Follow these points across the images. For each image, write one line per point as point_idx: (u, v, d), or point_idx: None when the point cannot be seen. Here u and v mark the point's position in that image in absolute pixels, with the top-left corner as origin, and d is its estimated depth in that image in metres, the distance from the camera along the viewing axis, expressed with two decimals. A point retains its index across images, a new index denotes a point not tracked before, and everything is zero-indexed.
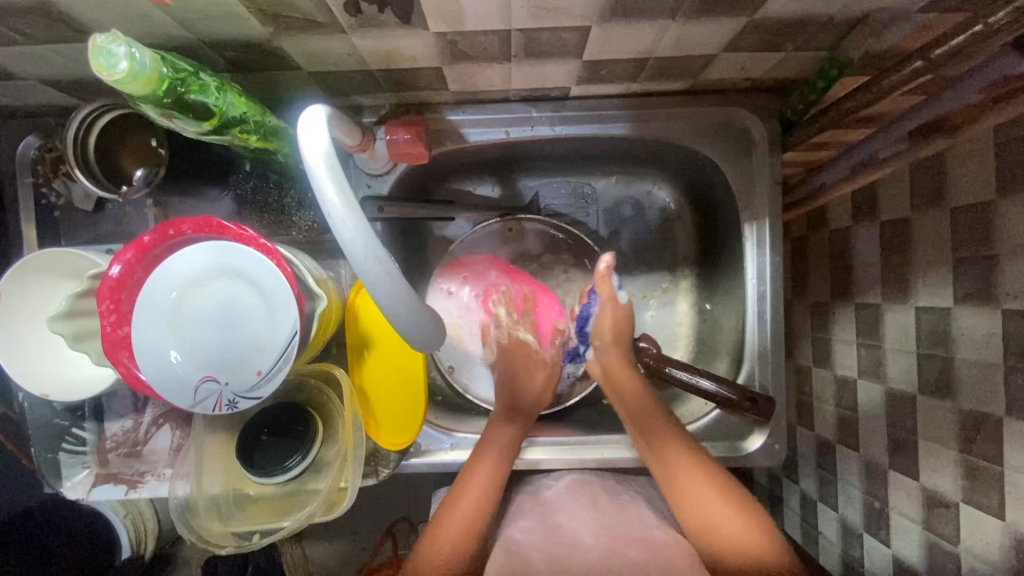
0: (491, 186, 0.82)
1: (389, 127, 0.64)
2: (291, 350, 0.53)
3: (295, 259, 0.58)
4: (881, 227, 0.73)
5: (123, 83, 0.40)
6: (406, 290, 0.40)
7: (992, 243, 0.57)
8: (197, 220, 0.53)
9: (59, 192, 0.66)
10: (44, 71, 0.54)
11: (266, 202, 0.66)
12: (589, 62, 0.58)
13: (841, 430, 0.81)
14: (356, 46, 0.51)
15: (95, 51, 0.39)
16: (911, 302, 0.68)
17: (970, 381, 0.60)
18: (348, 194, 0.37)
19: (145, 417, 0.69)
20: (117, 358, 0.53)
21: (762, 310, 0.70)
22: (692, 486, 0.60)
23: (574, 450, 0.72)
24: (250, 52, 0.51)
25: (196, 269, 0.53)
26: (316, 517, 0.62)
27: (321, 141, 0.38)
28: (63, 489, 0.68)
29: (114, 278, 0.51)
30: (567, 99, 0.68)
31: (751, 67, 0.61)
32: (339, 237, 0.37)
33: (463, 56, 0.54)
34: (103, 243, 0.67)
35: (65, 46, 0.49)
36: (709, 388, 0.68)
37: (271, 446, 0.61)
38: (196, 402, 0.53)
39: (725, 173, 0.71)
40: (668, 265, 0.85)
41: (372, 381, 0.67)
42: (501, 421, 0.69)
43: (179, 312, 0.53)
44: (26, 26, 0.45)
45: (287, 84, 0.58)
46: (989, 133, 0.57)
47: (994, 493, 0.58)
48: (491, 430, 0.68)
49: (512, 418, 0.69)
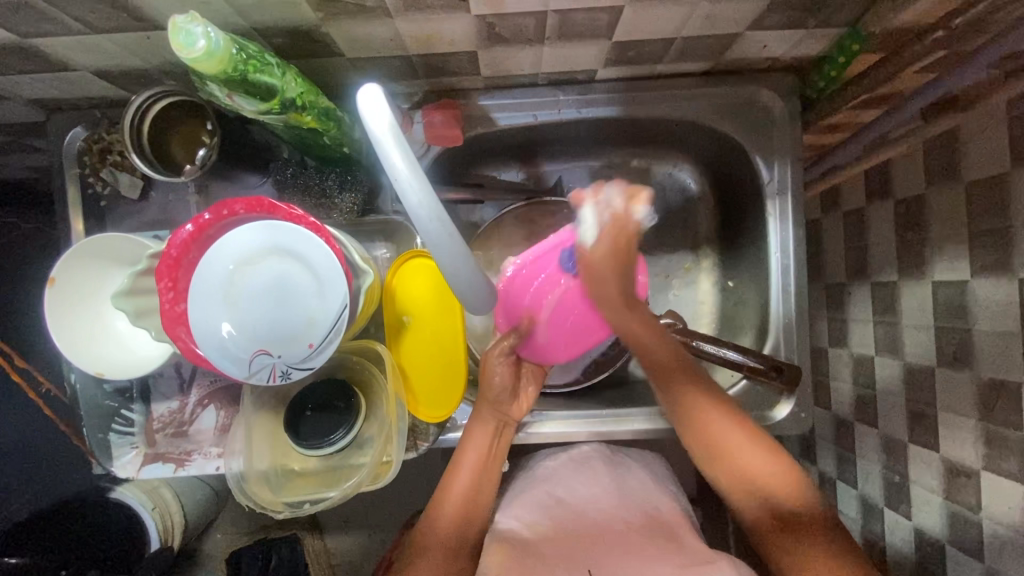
0: (515, 172, 0.85)
1: (427, 110, 0.67)
2: (342, 323, 0.55)
3: (341, 239, 0.61)
4: (896, 205, 0.73)
5: (198, 61, 0.43)
6: (466, 258, 0.43)
7: (1007, 215, 0.58)
8: (249, 200, 0.56)
9: (106, 181, 0.68)
10: (100, 62, 0.56)
11: (307, 185, 0.68)
12: (618, 44, 0.60)
13: (858, 407, 0.82)
14: (398, 30, 0.53)
15: (176, 31, 0.42)
16: (927, 277, 0.68)
17: (987, 349, 0.61)
18: (413, 161, 0.40)
19: (190, 398, 0.71)
20: (175, 334, 0.55)
21: (786, 284, 0.73)
22: (728, 446, 0.61)
23: (592, 424, 0.73)
24: (298, 39, 0.54)
25: (251, 247, 0.55)
26: (360, 488, 0.64)
27: (383, 116, 0.40)
28: (113, 469, 0.70)
29: (171, 257, 0.54)
30: (593, 82, 0.71)
31: (773, 45, 0.63)
32: (406, 202, 0.40)
33: (500, 39, 0.57)
34: (147, 230, 0.69)
35: (125, 35, 0.51)
36: (734, 358, 0.70)
37: (316, 420, 0.64)
38: (251, 374, 0.55)
39: (747, 151, 0.73)
40: (690, 245, 0.88)
41: (411, 357, 0.69)
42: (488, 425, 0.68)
43: (234, 288, 0.55)
44: (93, 16, 0.47)
45: (331, 70, 0.60)
46: (1002, 105, 0.57)
47: (1016, 458, 0.59)
48: (474, 428, 0.67)
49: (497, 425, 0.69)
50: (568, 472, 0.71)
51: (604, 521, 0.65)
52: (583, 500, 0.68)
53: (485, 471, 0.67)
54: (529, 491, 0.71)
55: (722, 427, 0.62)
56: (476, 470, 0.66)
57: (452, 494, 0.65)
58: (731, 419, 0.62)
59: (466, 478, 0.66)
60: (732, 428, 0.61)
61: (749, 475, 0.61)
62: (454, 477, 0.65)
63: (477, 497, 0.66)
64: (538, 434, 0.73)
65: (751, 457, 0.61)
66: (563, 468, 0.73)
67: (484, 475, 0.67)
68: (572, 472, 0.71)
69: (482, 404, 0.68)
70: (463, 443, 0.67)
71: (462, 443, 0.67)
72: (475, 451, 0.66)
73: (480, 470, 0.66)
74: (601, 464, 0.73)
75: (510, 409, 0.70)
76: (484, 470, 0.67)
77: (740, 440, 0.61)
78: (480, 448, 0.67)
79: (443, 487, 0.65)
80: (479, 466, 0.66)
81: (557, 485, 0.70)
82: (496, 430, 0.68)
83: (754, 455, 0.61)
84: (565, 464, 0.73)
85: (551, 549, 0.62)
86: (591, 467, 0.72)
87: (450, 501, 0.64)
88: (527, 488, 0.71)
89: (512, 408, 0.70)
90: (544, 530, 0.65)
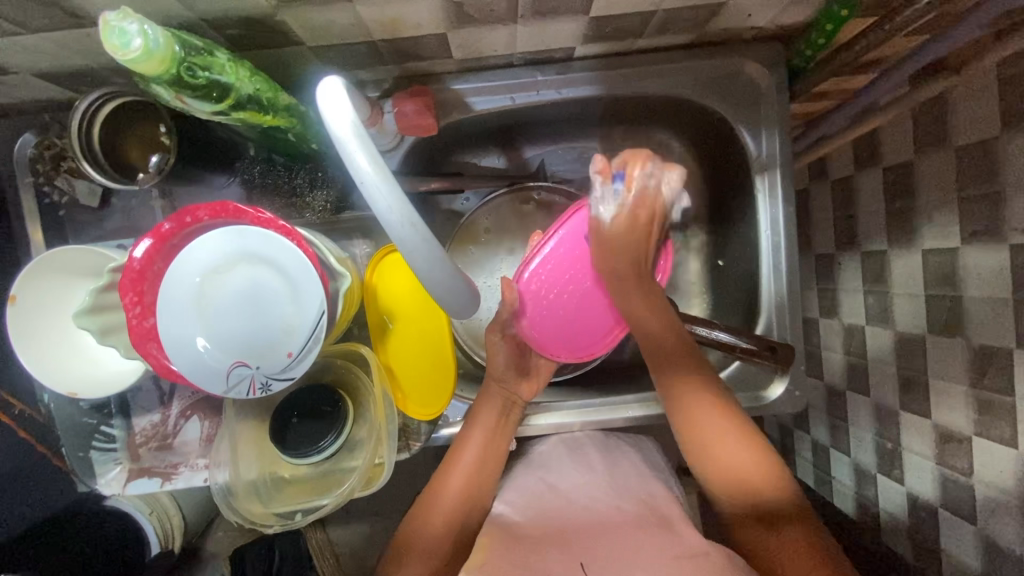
0: (497, 157, 0.81)
1: (395, 100, 0.63)
2: (321, 330, 0.53)
3: (315, 241, 0.58)
4: (885, 172, 0.71)
5: (137, 62, 0.40)
6: (443, 262, 0.41)
7: (998, 178, 0.56)
8: (212, 206, 0.53)
9: (62, 190, 0.64)
10: (42, 64, 0.52)
11: (277, 184, 0.65)
12: (595, 18, 0.57)
13: (850, 376, 0.81)
14: (360, 16, 0.50)
15: (108, 30, 0.38)
16: (917, 244, 0.67)
17: (979, 315, 0.59)
18: (380, 161, 0.37)
19: (172, 410, 0.69)
20: (146, 350, 0.53)
21: (777, 261, 0.72)
22: (702, 422, 0.62)
23: (596, 412, 0.73)
24: (251, 29, 0.50)
25: (219, 255, 0.52)
26: (354, 493, 0.63)
27: (346, 113, 0.38)
28: (98, 486, 0.68)
29: (135, 269, 0.51)
30: (571, 60, 0.67)
31: (758, 13, 0.61)
32: (375, 207, 0.38)
33: (469, 19, 0.53)
34: (111, 238, 0.66)
35: (63, 34, 0.47)
36: (727, 340, 0.68)
37: (304, 428, 0.62)
38: (230, 388, 0.53)
39: (732, 127, 0.71)
40: (677, 225, 0.86)
41: (398, 357, 0.68)
42: (495, 414, 0.67)
43: (206, 299, 0.52)
44: (25, 14, 0.43)
45: (289, 61, 0.57)
46: (994, 67, 0.55)
47: (1006, 423, 0.58)
48: (478, 410, 0.67)
49: (505, 411, 0.68)
50: (561, 455, 0.70)
51: (598, 506, 0.63)
52: (580, 487, 0.66)
53: (486, 457, 0.66)
54: (521, 476, 0.70)
55: (704, 415, 0.62)
56: (478, 464, 0.66)
57: (448, 488, 0.64)
58: (707, 399, 0.63)
59: (466, 468, 0.65)
60: (701, 405, 0.62)
61: (734, 474, 0.60)
62: (456, 461, 0.65)
63: (475, 492, 0.65)
64: (528, 427, 0.73)
65: (729, 441, 0.61)
66: (553, 453, 0.72)
67: (488, 455, 0.66)
68: (567, 457, 0.69)
69: (492, 385, 0.68)
70: (465, 432, 0.67)
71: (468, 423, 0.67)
72: (484, 428, 0.66)
73: (485, 448, 0.66)
74: (594, 451, 0.71)
75: (518, 387, 0.70)
76: (486, 462, 0.66)
77: (717, 423, 0.61)
78: (485, 430, 0.66)
79: (438, 482, 0.65)
80: (479, 457, 0.66)
81: (550, 471, 0.69)
82: (504, 409, 0.68)
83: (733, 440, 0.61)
84: (557, 454, 0.71)
85: (543, 534, 0.60)
86: (583, 456, 0.70)
87: (445, 499, 0.64)
88: (524, 475, 0.70)
89: (520, 388, 0.70)
90: (533, 513, 0.63)
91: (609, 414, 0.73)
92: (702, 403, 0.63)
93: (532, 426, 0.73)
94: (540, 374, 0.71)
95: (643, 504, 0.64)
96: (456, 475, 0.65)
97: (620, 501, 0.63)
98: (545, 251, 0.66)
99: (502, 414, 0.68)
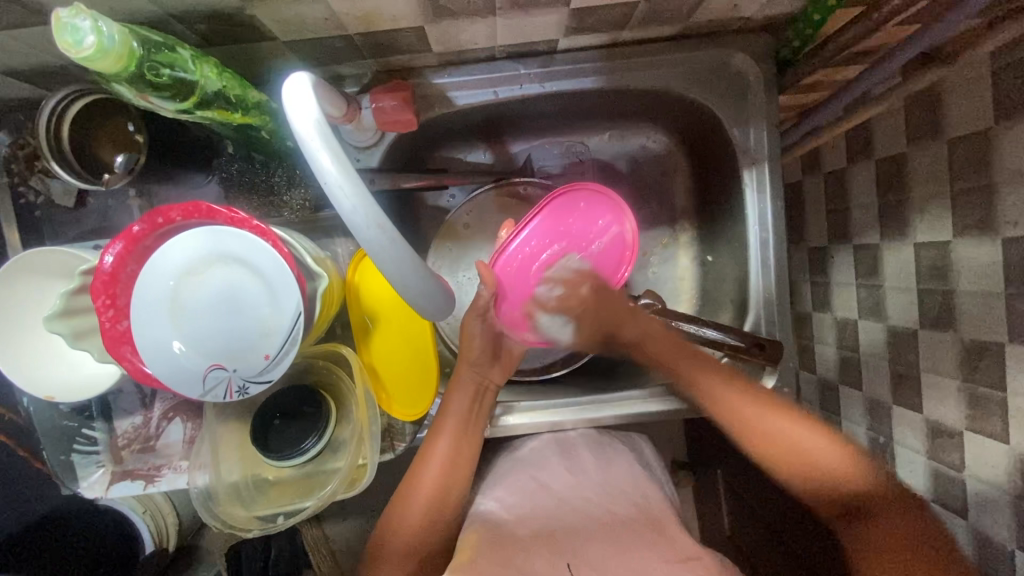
0: (482, 153, 0.80)
1: (374, 94, 0.62)
2: (298, 331, 0.52)
3: (291, 240, 0.57)
4: (877, 164, 0.70)
5: (92, 60, 0.39)
6: (413, 263, 0.40)
7: (990, 171, 0.55)
8: (185, 206, 0.52)
9: (38, 190, 0.63)
10: (8, 62, 0.51)
11: (253, 183, 0.65)
12: (577, 10, 0.55)
13: (843, 370, 0.80)
14: (333, 9, 0.49)
15: (59, 27, 0.37)
16: (909, 237, 0.66)
17: (971, 309, 0.58)
18: (345, 160, 0.37)
19: (154, 412, 0.68)
20: (120, 354, 0.52)
21: (766, 257, 0.71)
22: (758, 425, 0.63)
23: (586, 409, 0.72)
24: (220, 24, 0.49)
25: (191, 256, 0.51)
26: (336, 496, 0.62)
27: (309, 109, 0.37)
28: (80, 489, 0.67)
29: (107, 271, 0.50)
30: (555, 53, 0.66)
31: (744, 3, 0.59)
32: (340, 207, 0.37)
33: (446, 11, 0.52)
34: (89, 239, 0.65)
35: (26, 30, 0.46)
36: (714, 336, 0.69)
37: (284, 429, 0.61)
38: (206, 391, 0.52)
39: (721, 120, 0.70)
40: (667, 220, 0.85)
41: (381, 357, 0.68)
42: (466, 401, 0.66)
43: (179, 301, 0.51)
44: None
45: (264, 56, 0.55)
46: (985, 57, 0.54)
47: (997, 418, 0.57)
48: (448, 398, 0.66)
49: (478, 398, 0.67)
50: (549, 453, 0.70)
51: (590, 507, 0.62)
52: (567, 486, 0.66)
53: (461, 449, 0.65)
54: (509, 474, 0.69)
55: (750, 407, 0.64)
56: (452, 456, 0.65)
57: (423, 481, 0.63)
58: (752, 399, 0.64)
59: (439, 462, 0.64)
60: (752, 407, 0.64)
61: (815, 469, 0.61)
62: (430, 452, 0.64)
63: (451, 488, 0.64)
64: (517, 425, 0.72)
65: (791, 438, 0.62)
66: (540, 451, 0.71)
67: (462, 447, 0.65)
68: (555, 455, 0.69)
69: (463, 372, 0.67)
70: (436, 426, 0.65)
71: (439, 412, 0.66)
72: (456, 419, 0.65)
73: (458, 440, 0.65)
74: (586, 451, 0.70)
75: (490, 372, 0.69)
76: (461, 455, 0.65)
77: (764, 416, 0.63)
78: (457, 419, 0.65)
79: (412, 478, 0.64)
80: (452, 448, 0.65)
81: (542, 469, 0.68)
82: (476, 396, 0.67)
83: (797, 438, 0.62)
84: (546, 452, 0.70)
85: (536, 535, 0.59)
86: (573, 455, 0.69)
87: (418, 497, 0.63)
88: (511, 472, 0.69)
89: (492, 373, 0.69)
90: (525, 513, 0.62)
91: (599, 411, 0.72)
92: (750, 402, 0.64)
93: (518, 425, 0.72)
94: (510, 358, 0.70)
95: (632, 503, 0.63)
96: (427, 470, 0.63)
97: (609, 502, 0.63)
98: (508, 253, 0.68)
99: (474, 401, 0.67)
